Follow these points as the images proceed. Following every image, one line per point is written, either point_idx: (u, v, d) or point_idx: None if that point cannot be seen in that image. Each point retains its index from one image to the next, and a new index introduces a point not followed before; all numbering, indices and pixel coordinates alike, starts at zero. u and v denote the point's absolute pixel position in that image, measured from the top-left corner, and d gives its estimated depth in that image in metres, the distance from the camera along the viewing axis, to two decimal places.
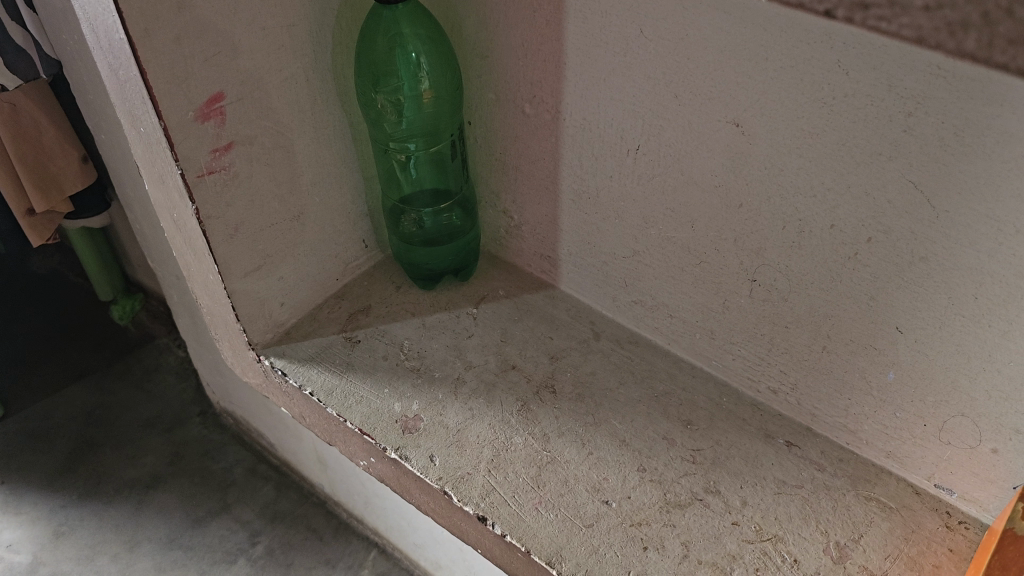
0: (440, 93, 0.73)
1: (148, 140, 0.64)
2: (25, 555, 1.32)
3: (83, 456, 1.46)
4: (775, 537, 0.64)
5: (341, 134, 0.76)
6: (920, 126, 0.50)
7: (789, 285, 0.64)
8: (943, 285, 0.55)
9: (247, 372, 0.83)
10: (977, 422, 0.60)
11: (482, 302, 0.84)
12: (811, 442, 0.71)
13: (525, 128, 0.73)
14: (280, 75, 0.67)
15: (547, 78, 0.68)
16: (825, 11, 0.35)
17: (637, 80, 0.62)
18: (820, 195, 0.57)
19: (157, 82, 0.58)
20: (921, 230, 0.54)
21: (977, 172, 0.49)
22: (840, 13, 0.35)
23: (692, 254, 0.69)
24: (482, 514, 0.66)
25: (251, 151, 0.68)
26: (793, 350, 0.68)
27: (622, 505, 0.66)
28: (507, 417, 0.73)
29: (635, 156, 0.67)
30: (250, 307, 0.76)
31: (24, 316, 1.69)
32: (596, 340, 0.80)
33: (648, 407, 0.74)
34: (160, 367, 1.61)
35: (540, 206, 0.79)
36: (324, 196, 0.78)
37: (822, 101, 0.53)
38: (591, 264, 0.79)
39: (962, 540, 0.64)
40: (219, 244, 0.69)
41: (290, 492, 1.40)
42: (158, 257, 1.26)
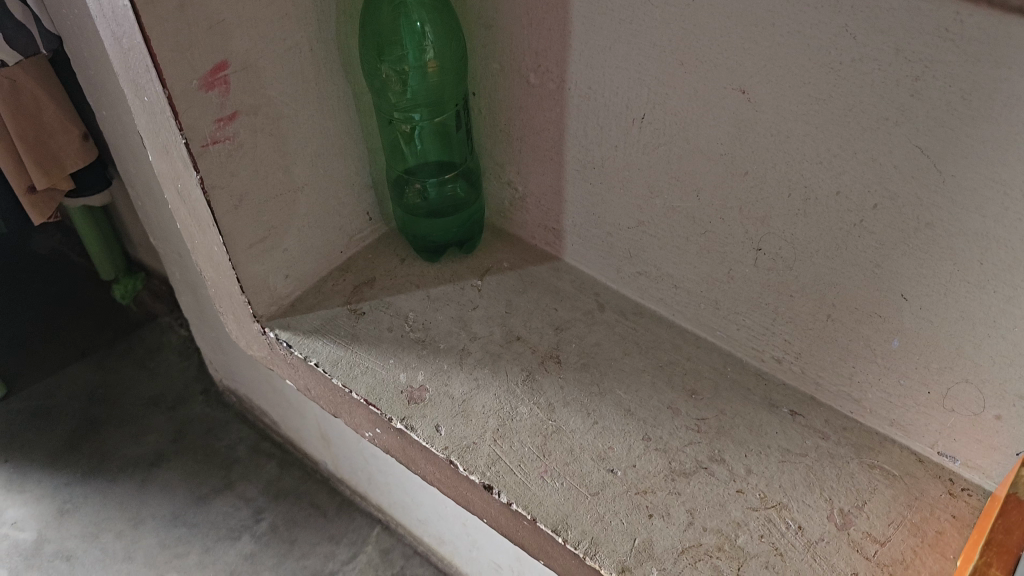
0: (444, 63, 0.72)
1: (152, 109, 0.64)
2: (30, 533, 1.33)
3: (86, 434, 1.47)
4: (779, 504, 0.64)
5: (344, 106, 0.76)
6: (927, 91, 0.50)
7: (794, 253, 0.64)
8: (948, 250, 0.55)
9: (252, 345, 0.84)
10: (981, 389, 0.60)
11: (486, 275, 0.84)
12: (814, 411, 0.71)
13: (529, 99, 0.73)
14: (283, 44, 0.67)
15: (551, 47, 0.68)
16: None
17: (642, 48, 0.62)
18: (826, 162, 0.57)
19: (160, 50, 0.57)
20: (927, 196, 0.54)
21: (983, 136, 0.49)
22: None
23: (698, 224, 0.69)
24: (488, 483, 0.66)
25: (254, 121, 0.67)
26: (798, 319, 0.68)
27: (628, 474, 0.66)
28: (512, 388, 0.73)
29: (640, 124, 0.66)
30: (255, 279, 0.76)
31: (26, 295, 1.69)
32: (601, 311, 0.80)
33: (653, 377, 0.74)
34: (162, 346, 1.61)
35: (545, 177, 0.79)
36: (328, 168, 0.77)
37: (829, 67, 0.53)
38: (596, 236, 0.79)
39: (964, 506, 0.64)
40: (223, 215, 0.69)
41: (293, 470, 1.41)
42: (160, 234, 1.26)
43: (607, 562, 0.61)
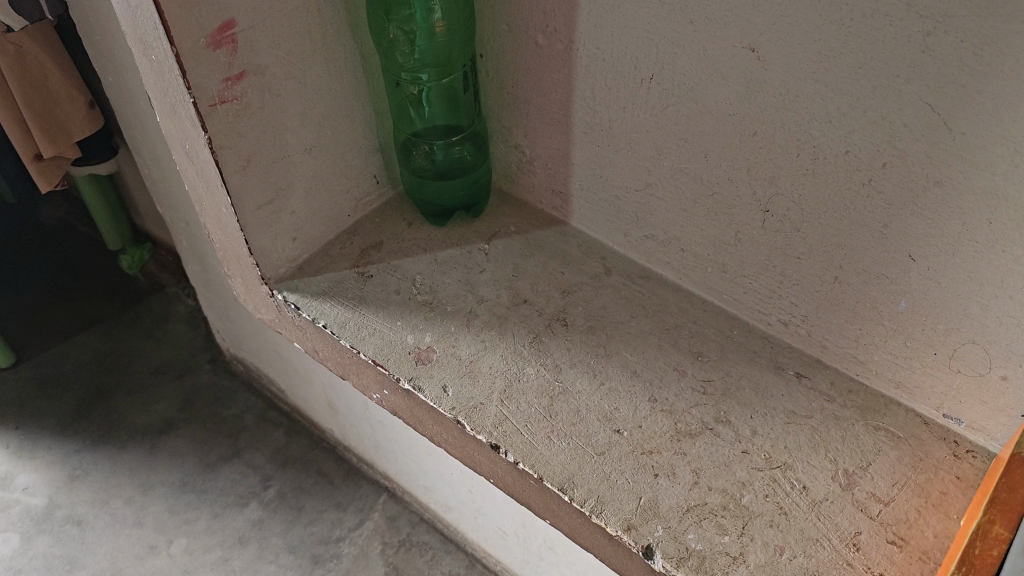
0: (453, 24, 0.71)
1: (160, 68, 0.64)
2: (41, 498, 1.35)
3: (95, 402, 1.48)
4: (784, 465, 0.65)
5: (352, 67, 0.76)
6: (939, 47, 0.50)
7: (802, 215, 0.64)
8: (957, 210, 0.55)
9: (260, 308, 0.84)
10: (988, 350, 0.60)
11: (493, 239, 0.84)
12: (820, 374, 0.72)
13: (537, 61, 0.73)
14: (290, 4, 0.66)
15: (560, 7, 0.67)
16: None
17: (652, 7, 0.61)
18: (835, 121, 0.57)
19: (168, 6, 0.57)
20: (937, 155, 0.54)
21: (995, 92, 0.49)
22: None
23: (705, 186, 0.69)
24: (495, 442, 0.67)
25: (262, 81, 0.67)
26: (804, 281, 0.68)
27: (634, 435, 0.67)
28: (519, 350, 0.73)
29: (649, 85, 0.66)
30: (263, 241, 0.76)
31: (34, 264, 1.70)
32: (608, 275, 0.80)
33: (659, 339, 0.74)
34: (169, 315, 1.62)
35: (553, 140, 0.78)
36: (335, 130, 0.77)
37: (840, 23, 0.53)
38: (603, 200, 0.79)
39: (969, 468, 0.65)
40: (231, 176, 0.69)
41: (300, 438, 1.42)
42: (166, 202, 1.26)
43: (613, 520, 0.61)
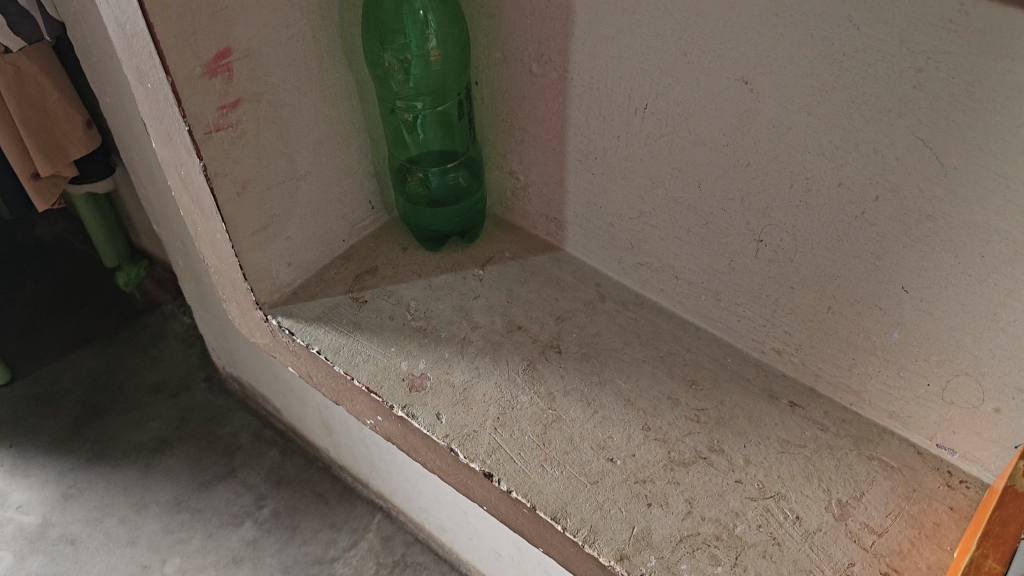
0: (447, 51, 0.72)
1: (156, 96, 0.64)
2: (34, 517, 1.34)
3: (90, 420, 1.47)
4: (778, 494, 0.64)
5: (348, 93, 0.76)
6: (931, 82, 0.50)
7: (795, 245, 0.64)
8: (950, 243, 0.55)
9: (254, 332, 0.84)
10: (980, 381, 0.60)
11: (488, 264, 0.84)
12: (814, 403, 0.71)
13: (532, 89, 0.73)
14: (286, 32, 0.67)
15: (554, 36, 0.68)
16: None
17: (646, 37, 0.62)
18: (828, 153, 0.57)
19: (163, 35, 0.58)
20: (929, 189, 0.54)
21: (985, 128, 0.49)
22: None
23: (699, 215, 0.69)
24: (488, 471, 0.67)
25: (257, 108, 0.68)
26: (798, 311, 0.68)
27: (627, 463, 0.67)
28: (512, 377, 0.73)
29: (643, 115, 0.66)
30: (258, 267, 0.76)
31: (30, 282, 1.70)
32: (602, 302, 0.80)
33: (653, 367, 0.74)
34: (165, 333, 1.62)
35: (547, 167, 0.79)
36: (331, 156, 0.78)
37: (832, 58, 0.53)
38: (597, 226, 0.79)
39: (963, 498, 0.64)
40: (226, 203, 0.69)
41: (295, 457, 1.42)
42: (163, 221, 1.26)
43: (606, 550, 0.61)
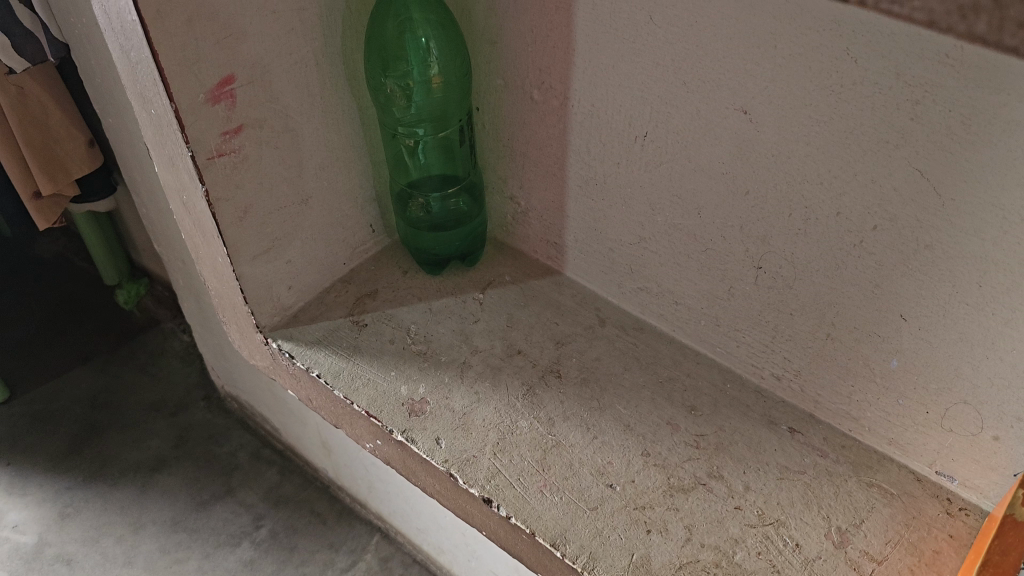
0: (449, 79, 0.73)
1: (159, 122, 0.64)
2: (31, 536, 1.34)
3: (88, 439, 1.47)
4: (777, 521, 0.64)
5: (350, 119, 0.76)
6: (928, 115, 0.50)
7: (795, 272, 0.64)
8: (948, 273, 0.55)
9: (254, 355, 0.84)
10: (979, 410, 0.60)
11: (489, 288, 0.84)
12: (813, 429, 0.72)
13: (533, 115, 0.74)
14: (289, 59, 0.67)
15: (555, 64, 0.68)
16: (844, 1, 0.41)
17: (645, 67, 0.62)
18: (828, 183, 0.58)
19: (167, 63, 0.58)
20: (927, 219, 0.54)
21: (982, 160, 0.50)
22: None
23: (699, 242, 0.69)
24: (487, 496, 0.67)
25: (260, 134, 0.68)
26: (797, 337, 0.69)
27: (626, 489, 0.67)
28: (512, 402, 0.73)
29: (643, 142, 0.67)
30: (258, 290, 0.76)
31: (29, 299, 1.70)
32: (602, 326, 0.80)
33: (652, 392, 0.74)
34: (165, 351, 1.62)
35: (548, 192, 0.79)
36: (333, 180, 0.78)
37: (830, 89, 0.54)
38: (597, 251, 0.79)
39: (962, 526, 0.64)
40: (228, 227, 0.69)
41: (294, 477, 1.41)
42: (164, 241, 1.27)
43: None
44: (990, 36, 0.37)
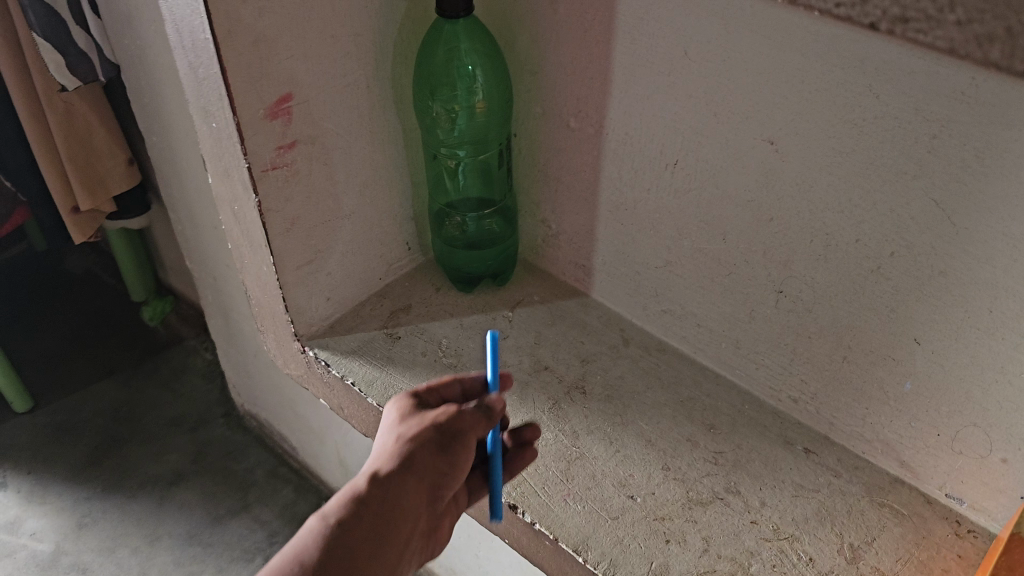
0: (491, 106, 0.78)
1: (219, 135, 0.68)
2: (48, 544, 1.36)
3: (109, 450, 1.50)
4: (791, 536, 0.67)
5: (394, 141, 0.81)
6: (944, 148, 0.54)
7: (814, 297, 0.68)
8: (960, 298, 0.59)
9: (290, 363, 0.87)
10: (989, 433, 0.63)
11: (517, 306, 0.88)
12: (828, 451, 0.74)
13: (568, 141, 0.78)
14: (343, 81, 0.72)
15: (592, 94, 0.73)
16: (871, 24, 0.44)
17: (679, 98, 0.67)
18: (847, 210, 0.61)
19: (234, 80, 0.63)
20: (941, 246, 0.58)
21: (994, 192, 0.53)
22: (884, 25, 0.43)
23: (723, 265, 0.73)
24: (513, 503, 0.69)
25: (312, 150, 0.72)
26: (815, 360, 0.72)
27: (647, 501, 0.70)
28: (538, 415, 0.77)
29: (673, 169, 0.71)
30: (299, 299, 0.80)
31: (58, 312, 1.74)
32: (626, 346, 0.84)
33: (673, 410, 0.77)
34: (187, 367, 1.65)
35: (578, 216, 0.83)
36: (375, 198, 0.82)
37: (851, 122, 0.57)
38: (624, 274, 0.83)
39: (971, 547, 0.66)
40: (276, 237, 0.73)
41: (309, 495, 1.44)
42: (197, 258, 1.30)
43: None
44: (1004, 61, 0.40)
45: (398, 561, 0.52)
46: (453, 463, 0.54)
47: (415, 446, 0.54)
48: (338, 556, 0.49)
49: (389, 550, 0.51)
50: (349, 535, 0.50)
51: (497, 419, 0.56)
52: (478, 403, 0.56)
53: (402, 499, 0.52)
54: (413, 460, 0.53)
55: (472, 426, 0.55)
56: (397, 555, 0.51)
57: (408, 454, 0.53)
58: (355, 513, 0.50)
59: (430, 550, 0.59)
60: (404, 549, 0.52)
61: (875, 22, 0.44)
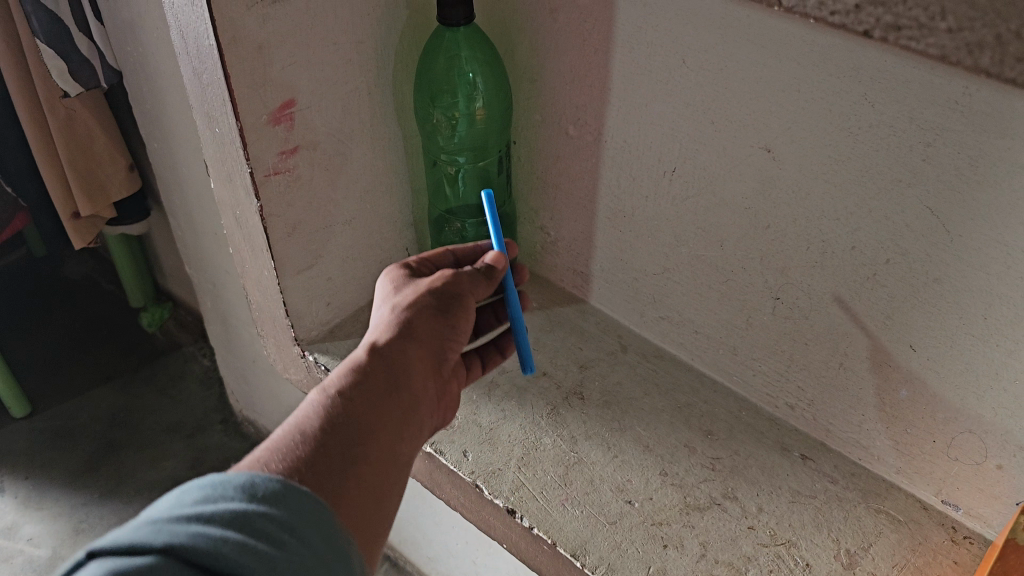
0: (490, 113, 0.79)
1: (221, 140, 0.69)
2: (45, 550, 1.36)
3: (106, 456, 1.50)
4: (788, 542, 0.67)
5: (395, 147, 0.81)
6: (938, 156, 0.55)
7: (811, 304, 0.68)
8: (955, 305, 0.59)
9: (289, 368, 0.88)
10: (984, 439, 0.63)
11: None
12: (825, 457, 0.75)
13: (568, 148, 0.79)
14: (344, 87, 0.72)
15: (591, 102, 0.74)
16: (865, 32, 0.47)
17: (677, 106, 0.67)
18: (843, 217, 0.62)
19: (238, 86, 0.63)
20: (936, 253, 0.58)
21: (988, 200, 0.54)
22: (877, 33, 0.46)
23: (720, 272, 0.73)
24: (511, 507, 0.70)
25: (313, 156, 0.73)
26: (811, 366, 0.72)
27: (644, 506, 0.70)
28: (537, 420, 0.77)
29: (671, 176, 0.72)
30: (299, 304, 0.80)
31: (56, 318, 1.74)
32: (624, 353, 0.84)
33: (671, 416, 0.78)
34: (185, 374, 1.65)
35: (577, 223, 0.84)
36: (375, 205, 0.83)
37: (847, 131, 0.58)
38: (622, 281, 0.84)
39: (967, 553, 0.67)
40: (277, 242, 0.74)
41: None
42: (195, 264, 1.31)
43: None
44: (993, 68, 0.43)
45: (413, 418, 0.52)
46: (452, 325, 0.57)
47: (411, 314, 0.55)
48: (349, 418, 0.48)
49: (405, 403, 0.52)
50: (355, 398, 0.49)
51: (497, 280, 0.60)
52: (475, 267, 0.59)
53: (407, 360, 0.53)
54: (411, 324, 0.55)
55: (466, 288, 0.58)
56: (413, 407, 0.52)
57: (407, 320, 0.55)
58: (361, 376, 0.50)
59: (439, 425, 0.60)
60: (418, 406, 0.53)
61: (869, 29, 0.47)
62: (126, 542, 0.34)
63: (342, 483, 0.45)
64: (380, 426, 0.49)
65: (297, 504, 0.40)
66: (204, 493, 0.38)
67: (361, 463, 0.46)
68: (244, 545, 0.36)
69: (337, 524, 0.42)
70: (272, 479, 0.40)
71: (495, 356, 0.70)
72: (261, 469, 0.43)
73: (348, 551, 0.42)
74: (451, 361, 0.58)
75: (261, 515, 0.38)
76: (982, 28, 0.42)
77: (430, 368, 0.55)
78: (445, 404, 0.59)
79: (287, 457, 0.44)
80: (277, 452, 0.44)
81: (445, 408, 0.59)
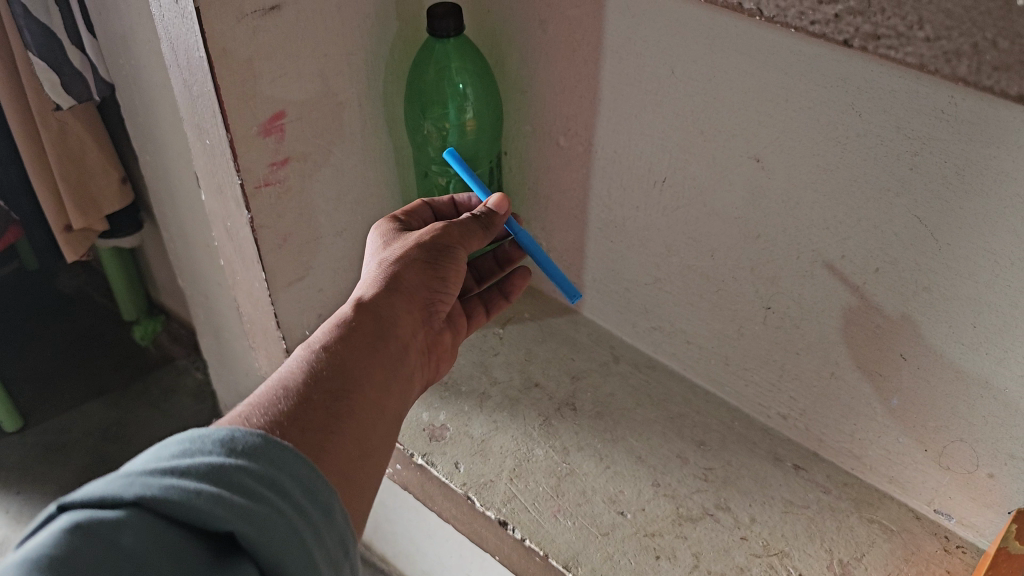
0: (481, 123, 0.79)
1: (211, 152, 0.69)
2: None
3: (98, 470, 1.49)
4: (781, 552, 0.67)
5: (386, 159, 0.81)
6: (925, 165, 0.55)
7: (801, 313, 0.68)
8: (945, 313, 0.59)
9: None
10: (975, 448, 0.63)
11: (508, 323, 0.89)
12: (817, 467, 0.74)
13: (559, 159, 0.79)
14: (336, 98, 0.73)
15: (581, 112, 0.74)
16: (845, 41, 0.48)
17: (666, 116, 0.67)
18: (833, 227, 0.62)
19: (228, 97, 0.63)
20: (925, 263, 0.58)
21: (975, 208, 0.54)
22: (856, 42, 0.47)
23: (711, 282, 0.73)
24: (503, 519, 0.69)
25: (303, 167, 0.73)
26: (802, 376, 0.72)
27: (637, 517, 0.70)
28: (529, 431, 0.77)
29: (661, 186, 0.72)
30: (291, 316, 0.80)
31: (48, 331, 1.73)
32: (616, 363, 0.84)
33: (663, 427, 0.78)
34: (178, 387, 1.64)
35: (568, 234, 0.84)
36: (366, 215, 0.83)
37: (836, 140, 0.58)
38: (614, 291, 0.84)
39: (959, 563, 0.67)
40: (267, 253, 0.74)
41: None
42: (187, 277, 1.30)
43: None
44: (970, 76, 0.43)
45: (402, 363, 0.53)
46: (441, 276, 0.58)
47: (399, 267, 0.56)
48: (333, 365, 0.48)
49: (391, 350, 0.52)
50: (340, 346, 0.50)
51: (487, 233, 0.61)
52: (467, 220, 0.61)
53: (394, 310, 0.54)
54: (400, 277, 0.56)
55: (457, 240, 0.59)
56: (401, 354, 0.53)
57: (395, 273, 0.56)
58: (348, 324, 0.51)
59: (433, 378, 0.61)
60: (406, 355, 0.54)
61: (849, 38, 0.47)
62: (97, 494, 0.32)
63: (333, 430, 0.45)
64: (367, 371, 0.50)
65: (276, 458, 0.39)
66: (180, 448, 0.36)
67: (351, 402, 0.47)
68: (222, 496, 0.34)
69: (319, 477, 0.40)
70: (251, 433, 0.39)
71: (500, 300, 0.71)
72: (243, 423, 0.42)
73: (331, 501, 0.40)
74: (439, 312, 0.59)
75: (238, 470, 0.36)
76: (959, 37, 0.43)
77: (417, 318, 0.57)
78: (435, 354, 0.60)
79: (269, 412, 0.44)
80: (259, 408, 0.44)
81: (436, 360, 0.60)
